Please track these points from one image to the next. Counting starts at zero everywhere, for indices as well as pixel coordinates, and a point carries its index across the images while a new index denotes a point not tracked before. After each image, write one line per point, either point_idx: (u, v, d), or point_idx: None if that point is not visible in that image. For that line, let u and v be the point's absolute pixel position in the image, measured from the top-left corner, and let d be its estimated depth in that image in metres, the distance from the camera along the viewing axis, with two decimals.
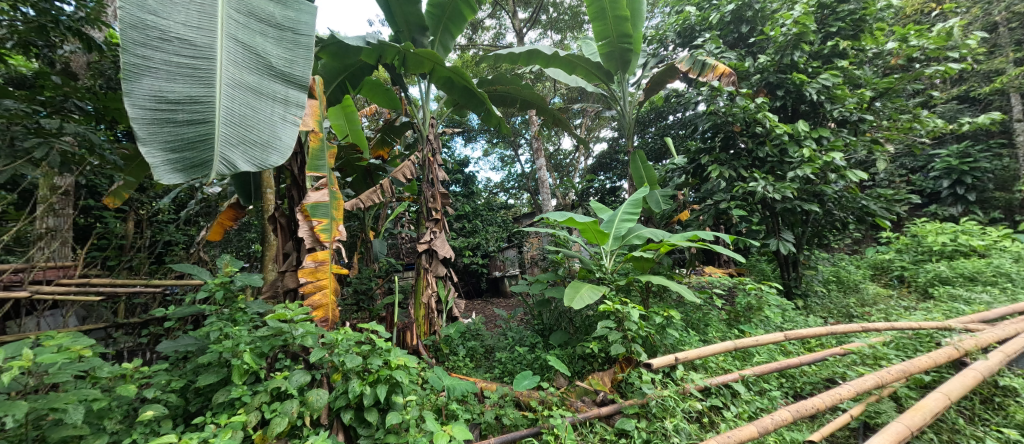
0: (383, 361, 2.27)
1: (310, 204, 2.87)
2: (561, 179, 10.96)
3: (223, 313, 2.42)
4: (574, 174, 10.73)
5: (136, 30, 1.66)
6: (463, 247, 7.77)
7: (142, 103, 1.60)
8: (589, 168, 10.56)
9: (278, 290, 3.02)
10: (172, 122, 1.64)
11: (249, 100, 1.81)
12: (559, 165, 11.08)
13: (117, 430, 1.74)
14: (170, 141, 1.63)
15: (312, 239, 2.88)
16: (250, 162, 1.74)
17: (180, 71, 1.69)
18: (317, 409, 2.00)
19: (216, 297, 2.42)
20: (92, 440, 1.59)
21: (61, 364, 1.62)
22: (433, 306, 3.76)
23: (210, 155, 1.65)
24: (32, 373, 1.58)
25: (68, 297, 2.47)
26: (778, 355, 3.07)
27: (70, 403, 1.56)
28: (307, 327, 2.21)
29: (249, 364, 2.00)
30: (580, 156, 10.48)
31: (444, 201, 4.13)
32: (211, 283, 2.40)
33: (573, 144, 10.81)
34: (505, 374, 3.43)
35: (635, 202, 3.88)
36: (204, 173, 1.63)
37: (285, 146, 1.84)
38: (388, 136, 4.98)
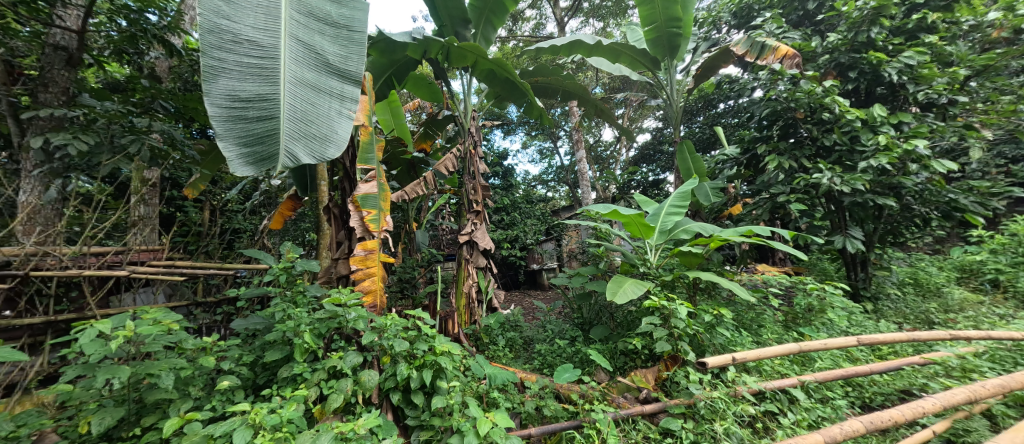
0: (428, 346, 2.37)
1: (360, 195, 3.02)
2: (601, 171, 10.70)
3: (286, 294, 2.62)
4: (614, 167, 10.47)
5: (213, 34, 1.79)
6: (501, 240, 7.87)
7: (219, 101, 1.74)
8: (631, 161, 10.25)
9: (332, 276, 3.21)
10: (244, 118, 1.77)
11: (310, 96, 1.93)
12: (598, 157, 10.86)
13: (200, 396, 1.94)
14: (243, 136, 1.76)
15: (362, 229, 3.03)
16: (311, 155, 1.86)
17: (250, 70, 1.82)
18: (368, 389, 2.13)
19: (279, 281, 2.62)
20: (181, 403, 1.80)
21: (155, 335, 1.82)
22: (473, 296, 3.84)
23: (277, 150, 1.79)
24: (134, 343, 1.79)
25: (157, 277, 2.77)
26: (843, 361, 2.84)
27: (163, 370, 1.76)
28: (358, 311, 2.34)
29: (309, 343, 2.16)
30: (621, 148, 10.21)
31: (485, 193, 4.16)
32: (275, 267, 2.60)
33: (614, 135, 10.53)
34: (544, 366, 3.44)
35: (682, 195, 3.71)
36: (272, 166, 1.77)
37: (341, 139, 1.95)
38: (430, 129, 5.07)
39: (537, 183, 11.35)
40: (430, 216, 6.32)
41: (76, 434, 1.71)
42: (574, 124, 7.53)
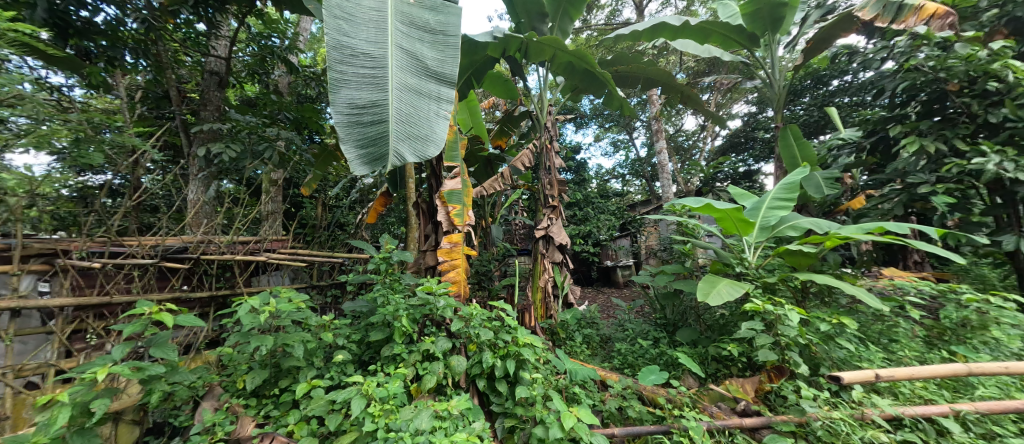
0: (511, 337, 2.44)
1: (446, 191, 3.19)
2: (683, 163, 9.95)
3: (385, 281, 2.90)
4: (698, 157, 9.66)
5: (336, 50, 2.00)
6: (574, 235, 7.76)
7: (341, 109, 1.93)
8: (717, 151, 9.39)
9: (421, 267, 3.46)
10: (360, 123, 1.95)
11: (413, 100, 2.09)
12: (678, 147, 10.11)
13: (321, 366, 2.23)
14: (360, 140, 1.94)
15: (448, 223, 3.20)
16: (415, 154, 2.01)
17: (365, 79, 2.01)
18: (457, 373, 2.26)
19: (380, 269, 2.91)
20: (307, 371, 2.10)
21: (288, 311, 2.15)
22: (549, 291, 3.84)
23: (387, 151, 1.95)
24: (272, 317, 2.13)
25: (286, 263, 3.23)
26: (1014, 391, 2.30)
27: (295, 341, 2.08)
28: (447, 300, 2.49)
29: (406, 327, 2.36)
30: (707, 136, 9.39)
31: (561, 188, 4.12)
32: (376, 256, 2.89)
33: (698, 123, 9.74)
34: (625, 366, 3.31)
35: (789, 186, 3.27)
36: (384, 166, 1.93)
37: (440, 139, 2.09)
38: (505, 126, 5.14)
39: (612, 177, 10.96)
40: (504, 211, 6.45)
41: (234, 389, 2.09)
42: (654, 113, 7.07)
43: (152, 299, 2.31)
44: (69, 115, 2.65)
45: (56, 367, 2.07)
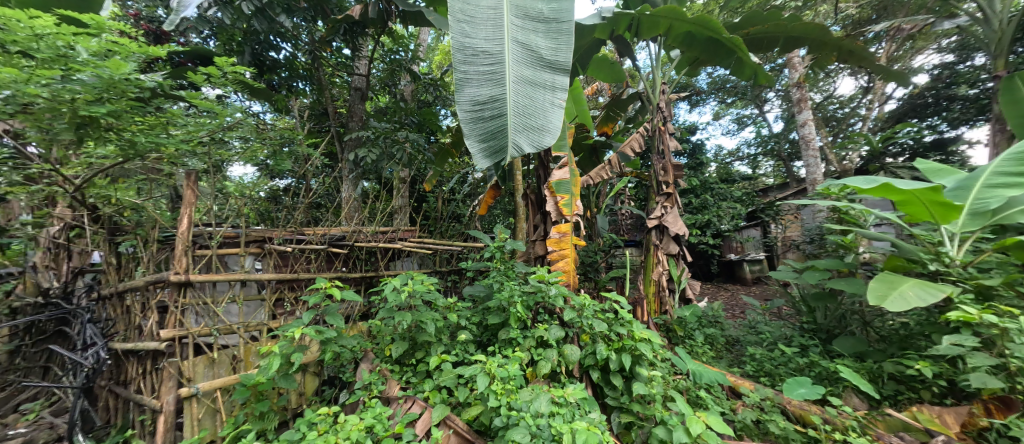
0: (627, 331, 2.36)
1: (554, 182, 3.21)
2: (834, 137, 8.27)
3: (500, 268, 3.06)
4: (858, 128, 7.89)
5: (460, 51, 2.15)
6: (692, 224, 7.10)
7: (466, 107, 2.07)
8: (886, 118, 7.55)
9: (530, 256, 3.55)
10: (482, 118, 2.07)
11: (529, 91, 2.15)
12: (828, 118, 8.42)
13: (447, 343, 2.48)
14: (482, 135, 2.06)
15: (556, 213, 3.22)
16: (532, 144, 2.07)
17: (486, 76, 2.12)
18: (571, 362, 2.28)
19: (495, 257, 3.08)
20: (437, 346, 2.35)
21: (421, 292, 2.44)
22: (663, 285, 3.59)
23: (507, 143, 2.04)
24: (409, 296, 2.44)
25: (417, 251, 3.60)
26: None
27: (427, 319, 2.34)
28: (559, 288, 2.53)
29: (522, 313, 2.45)
30: (871, 101, 7.61)
31: (677, 173, 3.78)
32: (491, 245, 3.05)
33: (857, 86, 7.96)
34: (758, 372, 2.93)
35: (1017, 157, 2.49)
36: (504, 157, 2.03)
37: (555, 128, 2.12)
38: (611, 112, 4.87)
39: (736, 159, 9.69)
40: (611, 200, 6.23)
41: (382, 356, 2.45)
42: (794, 79, 5.93)
43: (324, 277, 2.85)
44: (265, 133, 3.41)
45: (265, 327, 2.67)
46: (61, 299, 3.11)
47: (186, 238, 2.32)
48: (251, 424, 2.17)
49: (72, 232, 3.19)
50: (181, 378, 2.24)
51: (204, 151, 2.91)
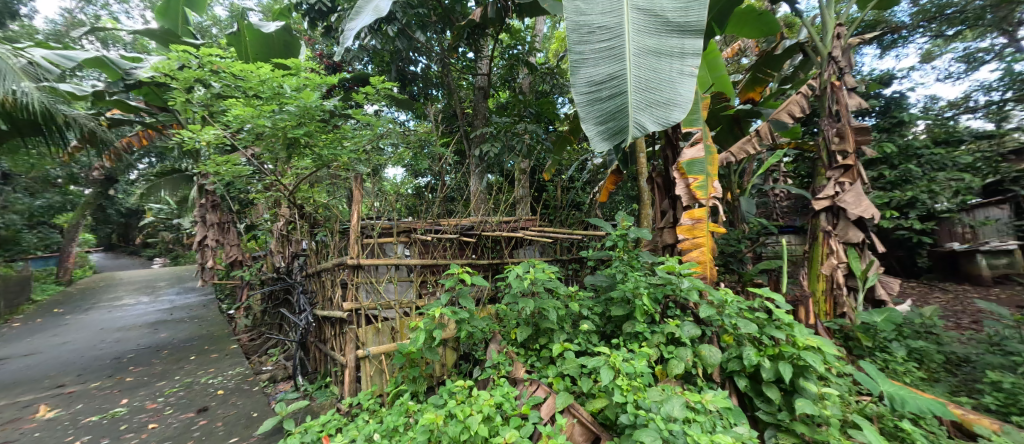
0: (785, 335, 2.00)
1: (685, 162, 2.86)
2: None
3: (624, 258, 2.92)
4: None
5: (575, 31, 2.07)
6: (880, 205, 5.60)
7: (581, 89, 1.98)
8: None
9: (658, 245, 3.28)
10: (600, 100, 1.95)
11: (653, 63, 1.98)
12: None
13: (570, 332, 2.48)
14: (599, 117, 1.95)
15: (688, 197, 2.88)
16: (657, 121, 1.89)
17: (603, 54, 2.01)
18: (711, 365, 2.04)
19: (618, 245, 2.93)
20: (559, 334, 2.38)
21: (542, 280, 2.49)
22: (839, 281, 2.91)
23: (627, 123, 1.90)
24: (531, 283, 2.52)
25: (538, 239, 3.67)
26: None
27: (549, 307, 2.39)
28: (693, 281, 2.27)
29: (649, 307, 2.29)
30: None
31: (861, 138, 2.98)
32: (613, 234, 2.91)
33: None
34: (994, 403, 2.17)
35: None
36: (625, 139, 1.89)
37: (685, 100, 1.91)
38: (760, 73, 4.06)
39: None
40: (760, 179, 5.34)
41: (509, 339, 2.57)
42: None
43: (458, 263, 3.13)
44: (409, 139, 3.92)
45: (414, 305, 3.04)
46: (285, 274, 4.12)
47: (357, 228, 2.80)
48: (407, 386, 2.52)
49: (288, 226, 4.19)
50: (357, 342, 2.74)
51: (367, 157, 3.62)
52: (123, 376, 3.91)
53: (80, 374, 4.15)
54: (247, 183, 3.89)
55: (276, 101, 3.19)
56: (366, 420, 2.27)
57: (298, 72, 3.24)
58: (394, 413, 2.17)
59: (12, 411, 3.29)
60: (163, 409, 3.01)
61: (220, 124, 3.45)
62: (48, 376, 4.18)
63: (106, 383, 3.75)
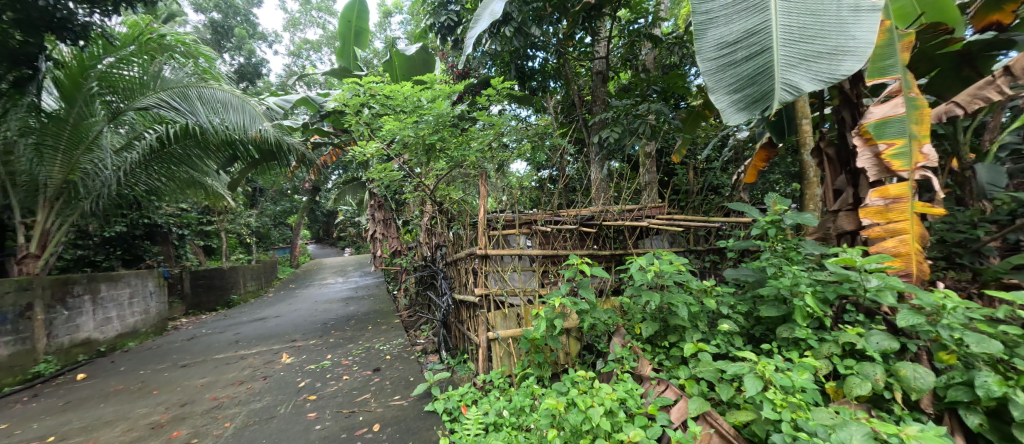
0: None
1: (874, 122, 2.19)
2: None
3: (777, 249, 2.47)
4: None
5: None
6: None
7: (710, 54, 1.75)
8: None
9: (828, 232, 2.64)
10: (733, 63, 1.71)
11: (808, 11, 1.67)
12: None
13: (706, 331, 2.24)
14: (734, 84, 1.69)
15: (880, 170, 2.20)
16: (817, 80, 1.55)
17: (738, 10, 1.76)
18: (915, 390, 1.58)
19: (768, 234, 2.48)
20: (692, 334, 2.17)
21: (670, 273, 2.29)
22: None
23: (774, 87, 1.59)
24: (659, 276, 2.33)
25: (665, 228, 3.32)
26: None
27: (678, 303, 2.19)
28: (884, 279, 1.85)
29: (813, 309, 1.89)
30: None
31: None
32: (762, 221, 2.45)
33: None
34: None
35: None
36: (769, 105, 1.59)
37: (858, 49, 1.55)
38: None
39: None
40: None
41: (633, 334, 2.43)
42: None
43: (578, 254, 3.08)
44: (529, 133, 4.01)
45: (537, 293, 3.11)
46: (431, 263, 4.68)
47: (483, 220, 3.01)
48: (533, 369, 2.60)
49: (431, 221, 4.75)
50: (488, 325, 2.95)
51: (492, 155, 3.89)
52: (328, 337, 5.04)
53: (303, 333, 5.47)
54: (400, 185, 4.53)
55: (416, 113, 3.59)
56: (497, 396, 2.44)
57: (431, 85, 3.60)
58: (521, 394, 2.28)
59: (267, 354, 4.52)
60: (351, 365, 3.75)
61: (380, 137, 4.03)
62: (286, 332, 5.65)
63: (319, 341, 4.87)
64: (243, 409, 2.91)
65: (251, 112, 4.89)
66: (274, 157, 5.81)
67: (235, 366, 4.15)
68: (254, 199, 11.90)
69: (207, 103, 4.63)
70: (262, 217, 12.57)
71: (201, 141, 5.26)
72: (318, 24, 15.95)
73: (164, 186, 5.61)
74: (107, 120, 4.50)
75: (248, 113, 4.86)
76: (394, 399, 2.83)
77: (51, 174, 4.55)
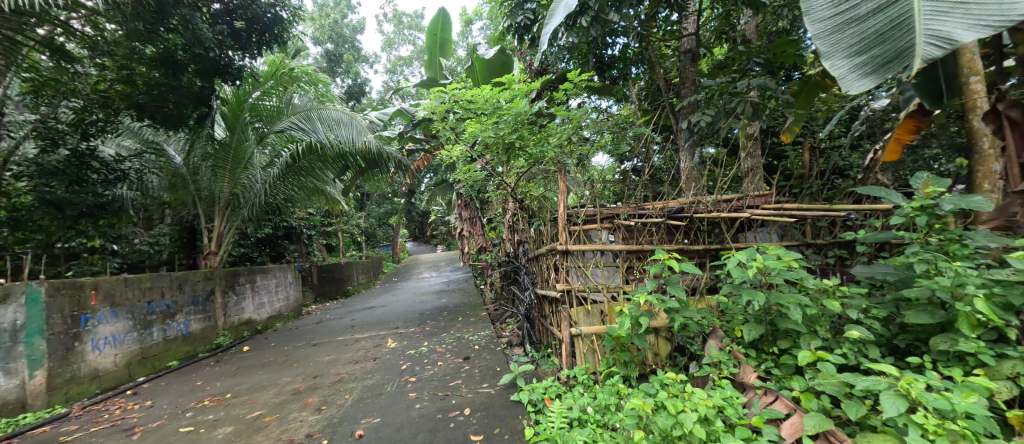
0: None
1: None
2: None
3: (929, 243, 2.03)
4: None
5: None
6: None
7: (826, 15, 1.66)
8: None
9: (1015, 217, 2.07)
10: (856, 22, 1.60)
11: None
12: None
13: (828, 338, 1.94)
14: (859, 44, 1.58)
15: None
16: (969, 28, 1.40)
17: None
18: None
19: (915, 224, 2.05)
20: (809, 340, 1.89)
21: (780, 270, 2.02)
22: None
23: (913, 41, 1.46)
24: (764, 273, 2.08)
25: (772, 219, 2.92)
26: None
27: (791, 304, 1.92)
28: None
29: (985, 317, 1.51)
30: None
31: None
32: (906, 207, 2.03)
33: None
34: None
35: None
36: (907, 61, 1.45)
37: None
38: None
39: None
40: None
41: (733, 337, 2.20)
42: None
43: (667, 249, 2.87)
44: (609, 125, 3.85)
45: (622, 290, 2.98)
46: (514, 258, 4.78)
47: (564, 216, 2.97)
48: (619, 368, 2.50)
49: (514, 217, 4.85)
50: (570, 321, 2.90)
51: (571, 149, 3.83)
52: (425, 326, 5.45)
53: (404, 321, 6.00)
54: (484, 184, 4.71)
55: (496, 114, 3.66)
56: (581, 392, 2.39)
57: (509, 85, 3.62)
58: (606, 392, 2.21)
59: (375, 338, 5.06)
60: (444, 352, 4.01)
61: (464, 139, 4.23)
62: (390, 320, 6.26)
63: (417, 329, 5.30)
64: (360, 384, 3.27)
65: (357, 126, 5.59)
66: (377, 165, 6.46)
67: (351, 347, 4.72)
68: (362, 202, 13.39)
69: (325, 122, 5.49)
70: (368, 218, 14.08)
71: (322, 155, 6.00)
72: (409, 41, 17.26)
73: (295, 195, 6.47)
74: (256, 143, 5.48)
75: (355, 127, 5.59)
76: (483, 385, 2.96)
77: (222, 188, 5.55)
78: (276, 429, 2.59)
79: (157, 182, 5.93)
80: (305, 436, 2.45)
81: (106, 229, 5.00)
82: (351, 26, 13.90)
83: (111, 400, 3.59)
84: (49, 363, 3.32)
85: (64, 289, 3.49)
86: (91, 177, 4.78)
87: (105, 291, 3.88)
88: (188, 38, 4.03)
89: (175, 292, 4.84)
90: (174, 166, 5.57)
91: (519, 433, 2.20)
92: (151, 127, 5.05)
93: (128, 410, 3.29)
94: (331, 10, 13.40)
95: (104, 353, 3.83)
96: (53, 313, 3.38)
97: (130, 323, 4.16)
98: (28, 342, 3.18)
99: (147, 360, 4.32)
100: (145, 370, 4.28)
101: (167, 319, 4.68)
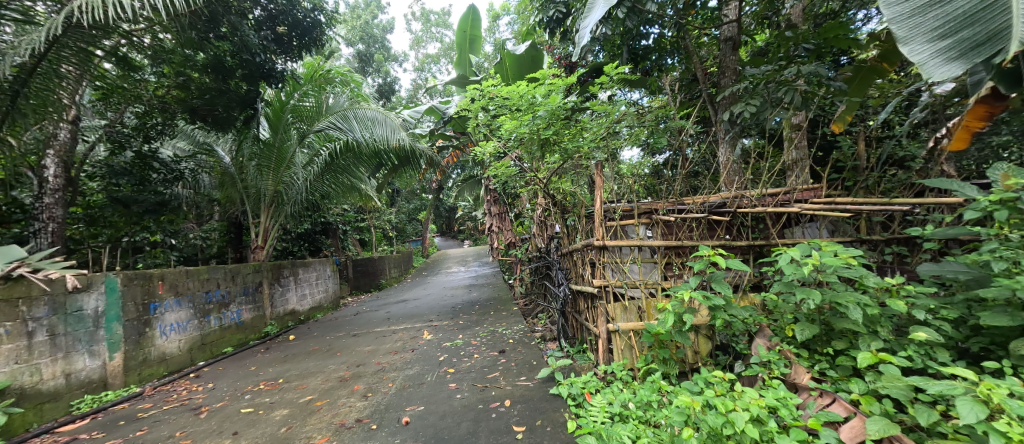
0: None
1: None
2: None
3: (1008, 240, 1.88)
4: None
5: None
6: None
7: (902, 5, 1.75)
8: None
9: None
10: (936, 8, 1.69)
11: None
12: None
13: (891, 339, 1.85)
14: (943, 29, 1.68)
15: None
16: None
17: None
18: None
19: (994, 219, 1.90)
20: (869, 340, 1.81)
21: (838, 268, 1.93)
22: None
23: (1002, 24, 1.57)
24: (818, 271, 1.99)
25: (824, 213, 2.77)
26: None
27: (849, 303, 1.83)
28: None
29: None
30: None
31: None
32: (983, 201, 1.88)
33: None
34: None
35: None
36: (999, 43, 1.57)
37: None
38: None
39: None
40: None
41: (783, 336, 2.13)
42: None
43: (709, 245, 2.79)
44: (645, 118, 3.77)
45: (660, 286, 2.92)
46: (546, 254, 4.78)
47: (600, 211, 2.94)
48: (658, 365, 2.47)
49: (544, 213, 4.84)
50: (607, 317, 2.86)
51: (605, 143, 3.77)
52: (458, 319, 5.56)
53: (437, 314, 6.14)
54: (516, 179, 4.73)
55: (530, 110, 3.66)
56: (620, 388, 2.38)
57: (544, 80, 3.61)
58: (647, 389, 2.20)
59: (411, 330, 5.21)
60: (479, 345, 4.08)
61: (497, 135, 4.26)
62: (423, 313, 6.41)
63: (450, 322, 5.41)
64: (401, 374, 3.40)
65: (391, 125, 5.67)
66: (410, 163, 6.59)
67: (389, 338, 4.88)
68: (393, 198, 13.72)
69: (361, 121, 5.61)
70: (400, 214, 14.47)
71: (358, 153, 6.18)
72: (437, 39, 17.43)
73: (332, 192, 6.64)
74: (297, 142, 5.66)
75: (389, 126, 5.67)
76: (521, 378, 3.00)
77: (267, 186, 5.82)
78: (328, 413, 2.73)
79: (208, 180, 6.33)
80: (355, 421, 2.57)
81: (166, 224, 5.42)
82: (380, 26, 14.21)
83: (177, 382, 3.91)
84: (125, 347, 3.64)
85: (136, 279, 3.82)
86: (153, 176, 5.18)
87: (170, 281, 4.20)
88: (236, 43, 4.29)
89: (229, 283, 5.17)
90: (224, 166, 5.90)
91: (561, 426, 2.22)
92: (203, 129, 5.37)
93: (194, 391, 3.57)
94: (362, 12, 13.75)
95: (170, 338, 4.16)
96: (128, 301, 3.71)
97: (191, 312, 4.49)
98: (108, 327, 3.50)
99: (206, 346, 4.66)
100: (204, 355, 4.62)
101: (222, 308, 5.02)
